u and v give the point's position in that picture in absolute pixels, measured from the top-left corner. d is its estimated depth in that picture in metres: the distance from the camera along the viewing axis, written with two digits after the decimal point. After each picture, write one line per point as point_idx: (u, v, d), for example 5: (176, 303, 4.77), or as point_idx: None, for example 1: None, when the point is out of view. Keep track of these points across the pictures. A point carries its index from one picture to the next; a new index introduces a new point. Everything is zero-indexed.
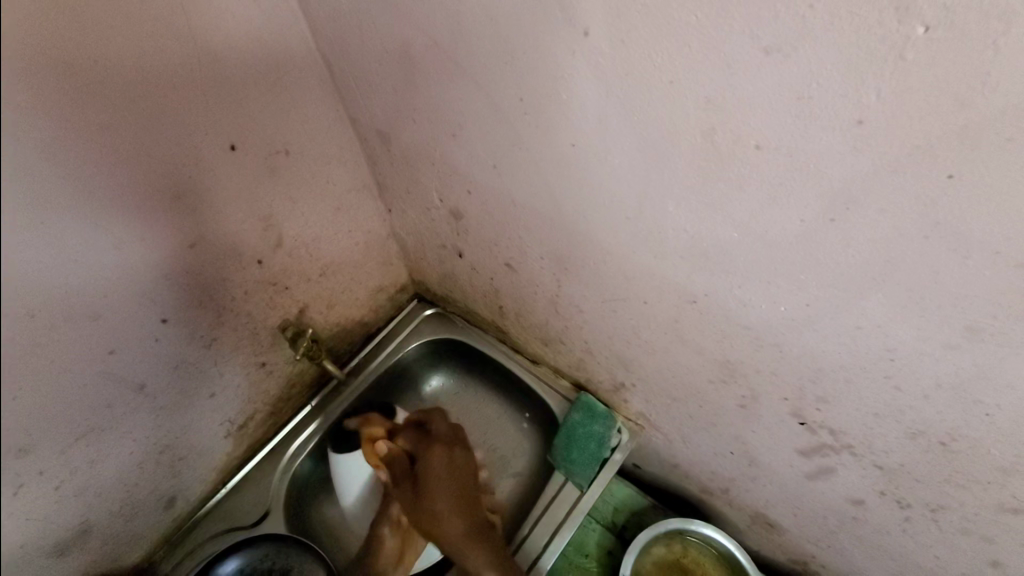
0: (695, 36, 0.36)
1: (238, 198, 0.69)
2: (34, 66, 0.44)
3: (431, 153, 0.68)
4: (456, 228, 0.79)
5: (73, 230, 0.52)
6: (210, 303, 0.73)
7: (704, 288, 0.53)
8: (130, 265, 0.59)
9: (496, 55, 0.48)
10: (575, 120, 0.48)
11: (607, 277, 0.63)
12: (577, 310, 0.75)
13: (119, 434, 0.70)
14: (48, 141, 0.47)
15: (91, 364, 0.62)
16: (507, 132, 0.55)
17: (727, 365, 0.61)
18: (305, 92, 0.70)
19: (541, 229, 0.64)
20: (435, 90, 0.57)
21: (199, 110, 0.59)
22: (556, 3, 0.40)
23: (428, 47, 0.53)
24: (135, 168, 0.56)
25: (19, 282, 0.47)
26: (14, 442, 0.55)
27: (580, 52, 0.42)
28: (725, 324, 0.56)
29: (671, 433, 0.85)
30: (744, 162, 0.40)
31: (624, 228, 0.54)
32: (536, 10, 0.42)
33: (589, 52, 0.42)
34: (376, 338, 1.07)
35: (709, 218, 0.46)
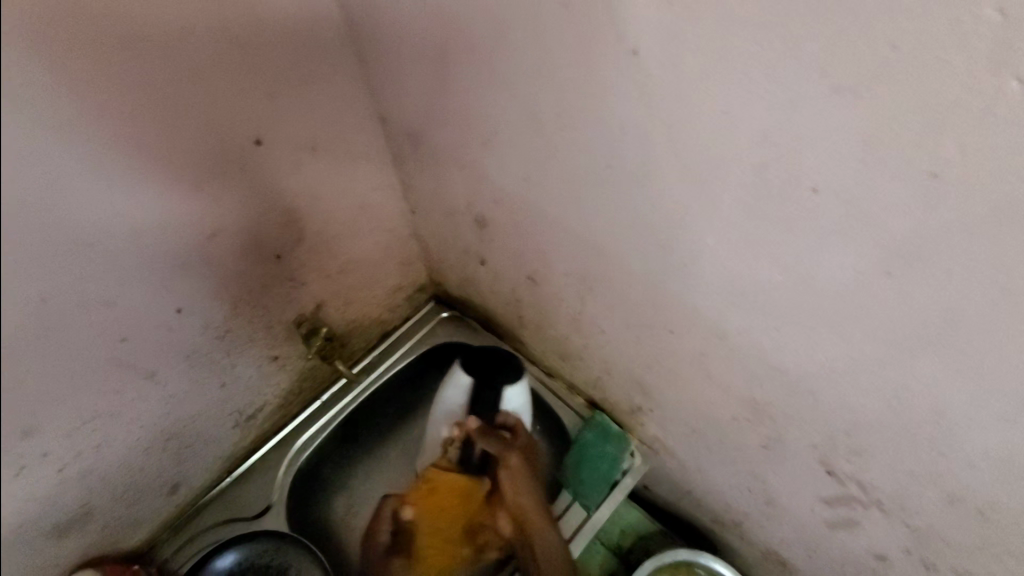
0: (759, 68, 0.33)
1: (261, 192, 0.67)
2: (60, 54, 0.43)
3: (461, 159, 0.66)
4: (481, 235, 0.77)
5: (91, 218, 0.51)
6: (226, 294, 0.72)
7: (739, 326, 0.51)
8: (146, 255, 0.59)
9: (537, 69, 0.46)
10: (615, 143, 0.45)
11: (634, 302, 0.60)
12: (599, 330, 0.72)
13: (127, 420, 0.70)
14: (77, 128, 0.46)
15: (102, 352, 0.61)
16: (540, 145, 0.52)
17: (753, 404, 0.58)
18: (338, 86, 0.68)
19: (568, 247, 0.62)
20: (471, 98, 0.55)
21: (226, 100, 0.58)
22: (608, 19, 0.38)
23: (465, 51, 0.51)
24: (158, 157, 0.54)
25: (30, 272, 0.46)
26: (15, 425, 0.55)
27: (629, 71, 0.39)
28: (757, 364, 0.53)
29: (686, 461, 0.82)
30: (797, 205, 0.37)
31: (657, 255, 0.51)
32: (586, 27, 0.39)
33: (638, 71, 0.39)
34: (390, 337, 1.06)
35: (754, 257, 0.43)
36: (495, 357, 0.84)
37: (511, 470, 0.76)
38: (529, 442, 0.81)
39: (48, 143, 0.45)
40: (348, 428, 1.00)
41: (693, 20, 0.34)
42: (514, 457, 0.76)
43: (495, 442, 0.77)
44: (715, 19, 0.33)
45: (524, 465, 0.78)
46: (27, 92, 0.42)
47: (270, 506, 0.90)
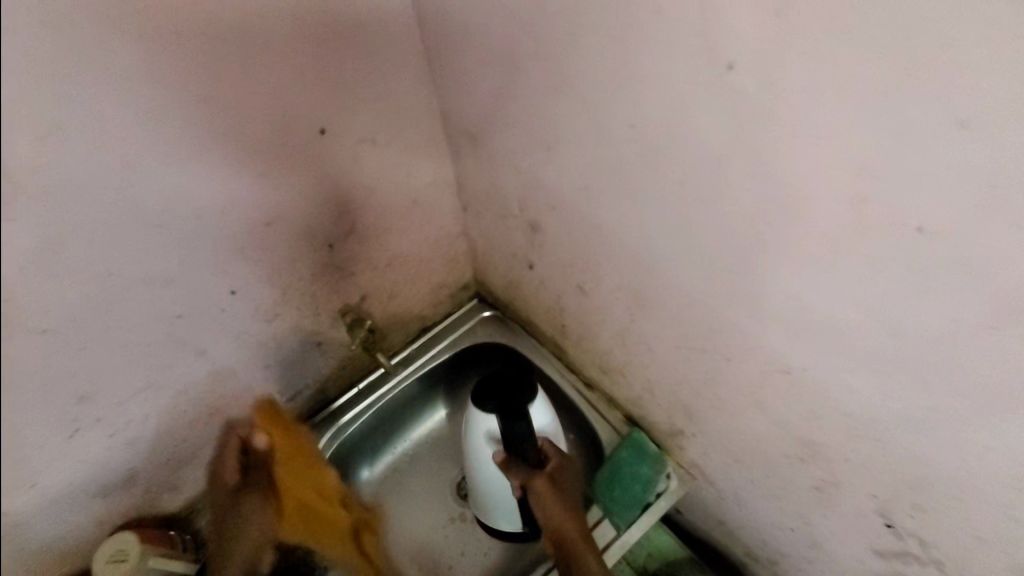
0: (867, 95, 0.30)
1: (320, 183, 0.68)
2: (142, 38, 0.45)
3: (519, 163, 0.64)
4: (532, 240, 0.76)
5: (157, 197, 0.53)
6: (278, 280, 0.73)
7: (804, 361, 0.48)
8: (206, 234, 0.60)
9: (613, 78, 0.44)
10: (688, 161, 0.43)
11: (687, 325, 0.58)
12: (646, 348, 0.70)
13: (176, 393, 0.72)
14: (157, 110, 0.49)
15: (158, 326, 0.63)
16: (605, 157, 0.50)
17: (807, 444, 0.55)
18: (404, 82, 0.68)
19: (622, 262, 0.60)
20: (538, 103, 0.54)
21: (296, 91, 0.59)
22: (698, 31, 0.36)
23: (537, 55, 0.49)
24: (228, 142, 0.56)
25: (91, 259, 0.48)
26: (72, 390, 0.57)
27: (717, 87, 0.37)
28: (818, 404, 0.50)
29: (725, 491, 0.79)
30: (892, 243, 0.34)
31: (720, 280, 0.49)
32: (675, 37, 0.37)
33: (728, 89, 0.36)
34: (429, 332, 1.05)
35: (832, 293, 0.40)
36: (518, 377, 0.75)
37: (542, 494, 0.73)
38: (561, 456, 0.75)
39: (124, 123, 0.47)
40: (381, 420, 0.99)
41: (799, 37, 0.31)
42: (543, 482, 0.72)
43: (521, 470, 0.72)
44: (826, 37, 0.30)
45: (555, 485, 0.73)
46: (109, 74, 0.44)
47: None
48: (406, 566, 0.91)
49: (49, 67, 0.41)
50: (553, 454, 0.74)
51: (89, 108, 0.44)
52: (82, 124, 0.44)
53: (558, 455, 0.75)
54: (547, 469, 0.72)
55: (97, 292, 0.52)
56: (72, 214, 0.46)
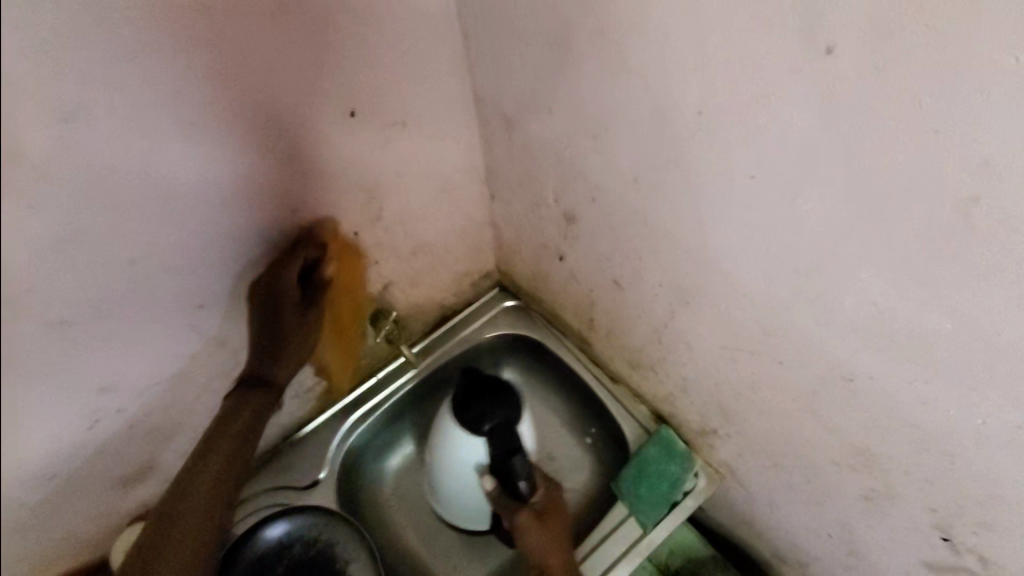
0: (1004, 85, 0.26)
1: (346, 169, 0.64)
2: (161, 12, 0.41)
3: (559, 150, 0.61)
4: (565, 230, 0.72)
5: (176, 182, 0.51)
6: (302, 269, 0.70)
7: (872, 370, 0.45)
8: (227, 222, 0.58)
9: (680, 61, 0.40)
10: (763, 153, 0.39)
11: (739, 325, 0.55)
12: (686, 348, 0.67)
13: (196, 384, 0.69)
14: (177, 91, 0.46)
15: (178, 317, 0.61)
16: (663, 147, 0.47)
17: (862, 452, 0.53)
18: (438, 62, 0.64)
19: (669, 257, 0.57)
20: (588, 88, 0.50)
21: (325, 69, 0.55)
22: (795, 9, 0.31)
23: (593, 35, 0.45)
24: (253, 125, 0.53)
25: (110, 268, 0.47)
26: (91, 378, 0.56)
27: (804, 75, 0.33)
28: (882, 414, 0.47)
29: (756, 492, 0.77)
30: (1001, 250, 0.31)
31: (784, 281, 0.46)
32: (763, 17, 0.33)
33: (818, 77, 0.33)
34: (450, 320, 1.02)
35: (919, 302, 0.37)
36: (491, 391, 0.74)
37: (527, 526, 0.77)
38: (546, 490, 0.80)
39: (141, 106, 0.44)
40: (399, 411, 0.97)
41: (928, 17, 0.27)
42: (527, 514, 0.77)
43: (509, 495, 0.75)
44: (966, 20, 0.26)
45: (541, 518, 0.78)
46: (123, 56, 0.41)
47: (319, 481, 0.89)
48: (430, 559, 0.91)
49: (62, 45, 0.38)
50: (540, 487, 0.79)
51: (103, 86, 0.41)
52: (97, 106, 0.42)
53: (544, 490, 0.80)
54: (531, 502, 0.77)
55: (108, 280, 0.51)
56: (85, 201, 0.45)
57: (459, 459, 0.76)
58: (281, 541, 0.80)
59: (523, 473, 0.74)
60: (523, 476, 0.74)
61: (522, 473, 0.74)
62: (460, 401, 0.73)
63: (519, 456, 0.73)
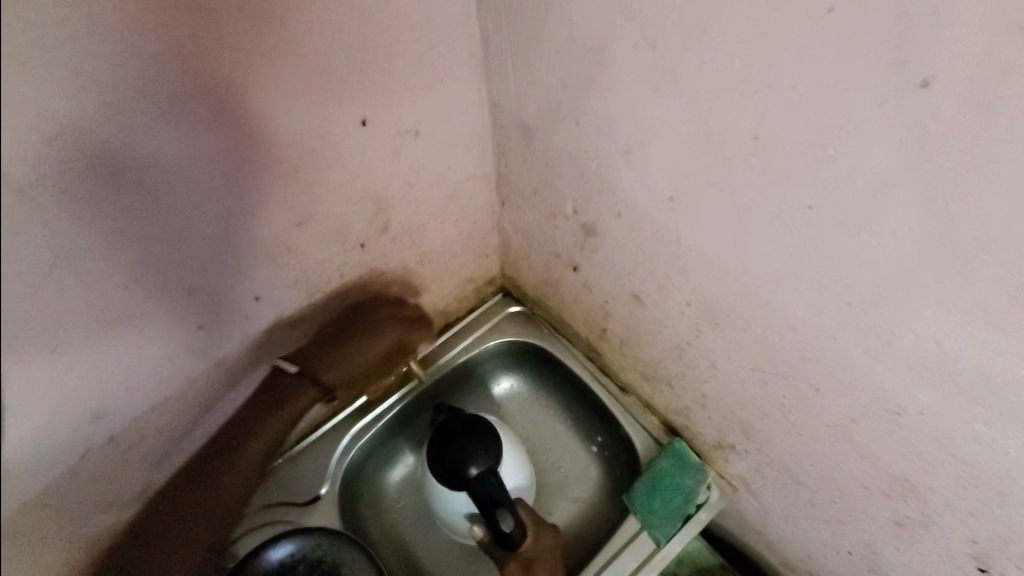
0: None
1: (355, 181, 0.61)
2: (155, 17, 0.38)
3: (583, 163, 0.58)
4: (583, 242, 0.70)
5: (174, 199, 0.47)
6: (306, 284, 0.66)
7: (922, 404, 0.43)
8: (231, 240, 0.54)
9: (738, 83, 0.37)
10: (836, 187, 0.36)
11: (774, 351, 0.53)
12: (709, 366, 0.65)
13: (193, 405, 0.65)
14: (177, 103, 0.42)
15: (176, 338, 0.57)
16: (707, 167, 0.44)
17: (897, 479, 0.51)
18: (455, 67, 0.60)
19: (700, 278, 0.55)
20: (624, 104, 0.47)
21: (338, 76, 0.51)
22: (883, 40, 0.29)
23: (637, 49, 0.42)
24: (259, 137, 0.49)
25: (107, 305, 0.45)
26: (80, 407, 0.52)
27: (879, 105, 0.31)
28: (927, 446, 0.46)
29: (772, 506, 0.77)
30: None
31: (830, 311, 0.44)
32: (846, 44, 0.30)
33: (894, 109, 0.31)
34: (453, 328, 0.99)
35: (989, 343, 0.35)
36: (475, 434, 0.75)
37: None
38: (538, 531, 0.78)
39: (135, 119, 0.41)
40: (401, 422, 0.94)
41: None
42: (515, 564, 0.76)
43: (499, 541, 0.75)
44: None
45: (529, 569, 0.76)
46: (118, 65, 0.38)
47: (319, 497, 0.85)
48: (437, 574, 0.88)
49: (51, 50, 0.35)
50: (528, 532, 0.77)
51: (87, 96, 0.37)
52: (84, 122, 0.38)
53: (532, 534, 0.77)
54: (520, 551, 0.76)
55: (100, 303, 0.47)
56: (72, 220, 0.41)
57: (448, 502, 0.80)
58: (284, 564, 0.77)
59: (511, 525, 0.73)
60: (511, 527, 0.74)
61: (509, 525, 0.73)
62: (444, 448, 0.75)
63: (503, 508, 0.73)
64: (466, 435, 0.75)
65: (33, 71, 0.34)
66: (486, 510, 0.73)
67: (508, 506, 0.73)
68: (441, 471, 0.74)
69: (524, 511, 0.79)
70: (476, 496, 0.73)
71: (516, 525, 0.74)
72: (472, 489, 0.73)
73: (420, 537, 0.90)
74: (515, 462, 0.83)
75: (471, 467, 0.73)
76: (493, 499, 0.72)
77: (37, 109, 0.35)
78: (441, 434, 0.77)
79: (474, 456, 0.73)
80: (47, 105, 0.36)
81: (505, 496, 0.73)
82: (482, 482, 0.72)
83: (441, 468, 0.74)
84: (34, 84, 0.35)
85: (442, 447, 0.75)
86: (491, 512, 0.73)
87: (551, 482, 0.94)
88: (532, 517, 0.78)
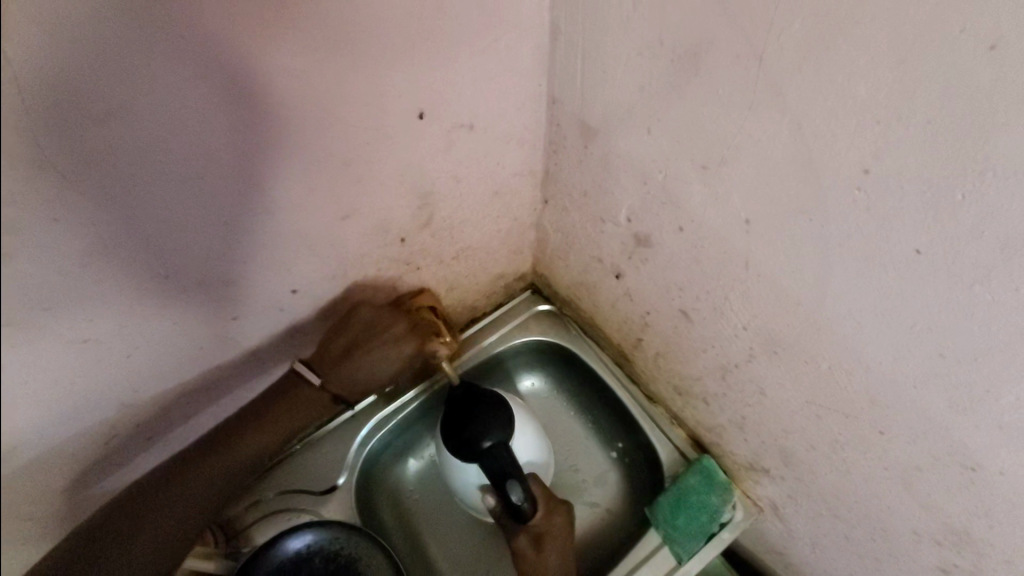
0: None
1: (403, 173, 0.57)
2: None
3: (647, 172, 0.55)
4: (632, 251, 0.67)
5: (221, 185, 0.45)
6: (343, 275, 0.64)
7: (1005, 465, 0.40)
8: (273, 230, 0.52)
9: (857, 112, 0.34)
10: (959, 236, 0.34)
11: (839, 388, 0.50)
12: (756, 391, 0.62)
13: (220, 393, 0.64)
14: (232, 86, 0.40)
15: (210, 328, 0.55)
16: (798, 193, 0.41)
17: (957, 533, 0.49)
18: (520, 59, 0.56)
19: (765, 304, 0.52)
20: (709, 117, 0.44)
21: (403, 64, 0.48)
22: None
23: (738, 60, 0.39)
24: (313, 124, 0.46)
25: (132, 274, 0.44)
26: (109, 393, 0.51)
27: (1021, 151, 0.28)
28: (1003, 506, 0.43)
29: (799, 533, 0.74)
30: None
31: (916, 358, 0.41)
32: (1001, 89, 0.28)
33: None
34: (479, 322, 0.95)
35: None
36: (490, 408, 0.75)
37: (526, 553, 0.74)
38: (549, 507, 0.75)
39: (185, 104, 0.38)
40: (420, 414, 0.92)
41: None
42: (525, 539, 0.74)
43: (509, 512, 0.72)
44: None
45: (538, 545, 0.74)
46: (178, 48, 0.36)
47: (337, 487, 0.83)
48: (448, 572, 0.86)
49: (109, 29, 0.33)
50: (540, 507, 0.74)
51: (138, 76, 0.35)
52: (136, 104, 0.36)
53: (543, 510, 0.74)
54: (530, 525, 0.73)
55: (129, 290, 0.45)
56: (106, 205, 0.39)
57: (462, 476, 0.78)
58: (300, 554, 0.75)
59: (521, 497, 0.71)
60: (522, 499, 0.71)
61: (519, 497, 0.71)
62: (459, 420, 0.74)
63: (513, 480, 0.71)
64: (481, 409, 0.75)
65: (79, 48, 0.32)
66: (497, 481, 0.71)
67: (519, 478, 0.71)
68: (454, 443, 0.74)
69: (537, 487, 0.76)
70: (486, 468, 0.71)
71: (527, 498, 0.71)
72: (484, 461, 0.72)
73: (434, 533, 0.88)
74: (530, 440, 0.81)
75: (484, 439, 0.72)
76: (505, 470, 0.71)
77: (76, 86, 0.33)
78: (456, 408, 0.76)
79: (488, 427, 0.73)
80: (97, 85, 0.34)
81: (516, 468, 0.72)
82: (494, 453, 0.72)
83: (454, 439, 0.74)
84: (64, 62, 0.32)
85: (458, 419, 0.75)
86: (502, 484, 0.71)
87: (568, 485, 0.91)
88: (544, 492, 0.75)
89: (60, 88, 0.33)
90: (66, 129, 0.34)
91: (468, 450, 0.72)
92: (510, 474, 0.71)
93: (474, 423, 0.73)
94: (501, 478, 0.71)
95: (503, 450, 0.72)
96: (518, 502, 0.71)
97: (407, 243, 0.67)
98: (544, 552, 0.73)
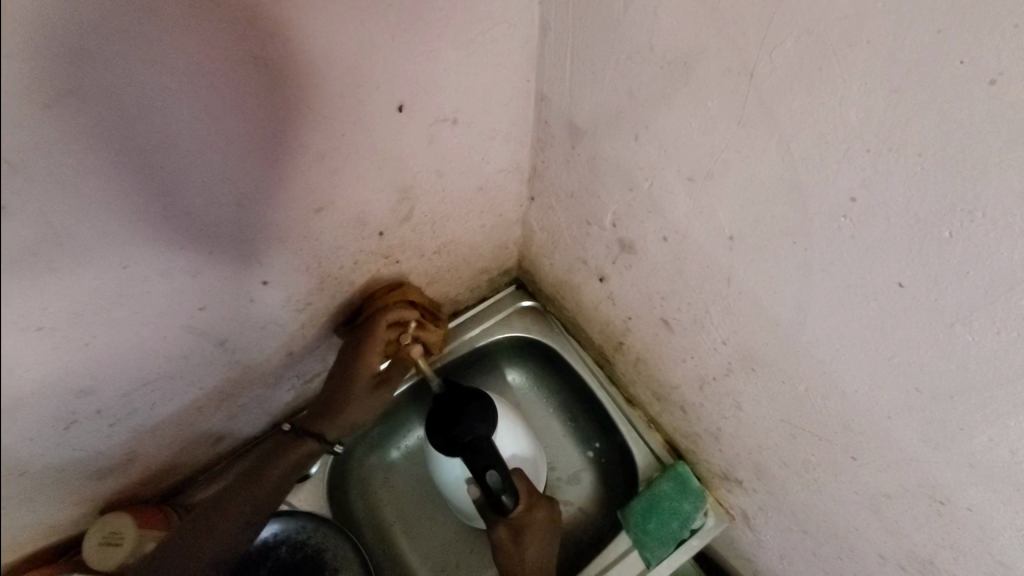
0: None
1: (381, 168, 0.56)
2: None
3: (634, 178, 0.53)
4: (616, 256, 0.65)
5: (190, 178, 0.43)
6: (317, 267, 0.62)
7: (973, 502, 0.40)
8: (244, 220, 0.50)
9: (850, 137, 0.33)
10: (943, 272, 0.33)
11: (814, 411, 0.49)
12: (732, 404, 0.61)
13: (186, 383, 0.62)
14: (206, 77, 0.38)
15: (175, 318, 0.53)
16: (785, 215, 0.40)
17: (922, 560, 0.49)
18: (508, 54, 0.53)
19: (743, 321, 0.51)
20: (698, 130, 0.42)
21: (383, 56, 0.45)
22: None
23: (731, 75, 0.37)
24: (288, 116, 0.44)
25: (85, 266, 0.41)
26: (67, 382, 0.49)
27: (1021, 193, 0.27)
28: (971, 542, 0.42)
29: (769, 545, 0.74)
30: None
31: (889, 390, 0.41)
32: (1001, 127, 0.26)
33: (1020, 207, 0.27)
34: (461, 317, 0.93)
35: None
36: (475, 403, 0.73)
37: (506, 546, 0.73)
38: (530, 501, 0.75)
39: (155, 95, 0.37)
40: (398, 406, 0.90)
41: None
42: (505, 531, 0.73)
43: (493, 504, 0.71)
44: None
45: (518, 538, 0.73)
46: (150, 36, 0.34)
47: (310, 476, 0.82)
48: (417, 564, 0.86)
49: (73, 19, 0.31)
50: (522, 501, 0.74)
51: (106, 66, 0.33)
52: (104, 96, 0.34)
53: (525, 504, 0.74)
54: (510, 518, 0.73)
55: (93, 285, 0.43)
56: (81, 206, 0.38)
57: (445, 468, 0.77)
58: (267, 543, 0.77)
59: (501, 487, 0.71)
60: (504, 490, 0.71)
61: (501, 488, 0.71)
62: (446, 415, 0.72)
63: (495, 471, 0.70)
64: (466, 405, 0.73)
65: (49, 42, 0.30)
66: (478, 474, 0.70)
67: (501, 469, 0.70)
68: (438, 438, 0.71)
69: (520, 480, 0.76)
70: (469, 462, 0.70)
71: (510, 491, 0.72)
72: (467, 455, 0.70)
73: (406, 524, 0.88)
74: (514, 435, 0.80)
75: (467, 433, 0.71)
76: (488, 463, 0.70)
77: (48, 83, 0.31)
78: (442, 402, 0.74)
79: (475, 423, 0.71)
80: (66, 78, 0.32)
81: (500, 461, 0.71)
82: (476, 447, 0.70)
83: (437, 433, 0.72)
84: (39, 63, 0.30)
85: (445, 414, 0.72)
86: (483, 476, 0.70)
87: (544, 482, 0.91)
88: (527, 487, 0.75)
89: (36, 88, 0.31)
90: (34, 129, 0.32)
91: (453, 445, 0.71)
92: (493, 466, 0.70)
93: (461, 419, 0.71)
94: (482, 469, 0.70)
95: (486, 443, 0.71)
96: (500, 496, 0.71)
97: (383, 236, 0.65)
98: (523, 545, 0.73)
